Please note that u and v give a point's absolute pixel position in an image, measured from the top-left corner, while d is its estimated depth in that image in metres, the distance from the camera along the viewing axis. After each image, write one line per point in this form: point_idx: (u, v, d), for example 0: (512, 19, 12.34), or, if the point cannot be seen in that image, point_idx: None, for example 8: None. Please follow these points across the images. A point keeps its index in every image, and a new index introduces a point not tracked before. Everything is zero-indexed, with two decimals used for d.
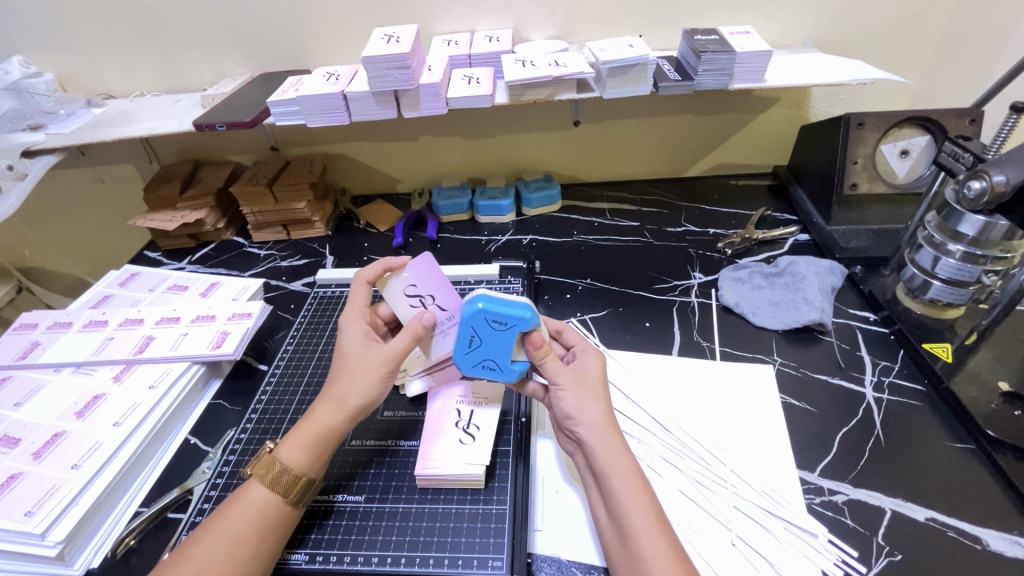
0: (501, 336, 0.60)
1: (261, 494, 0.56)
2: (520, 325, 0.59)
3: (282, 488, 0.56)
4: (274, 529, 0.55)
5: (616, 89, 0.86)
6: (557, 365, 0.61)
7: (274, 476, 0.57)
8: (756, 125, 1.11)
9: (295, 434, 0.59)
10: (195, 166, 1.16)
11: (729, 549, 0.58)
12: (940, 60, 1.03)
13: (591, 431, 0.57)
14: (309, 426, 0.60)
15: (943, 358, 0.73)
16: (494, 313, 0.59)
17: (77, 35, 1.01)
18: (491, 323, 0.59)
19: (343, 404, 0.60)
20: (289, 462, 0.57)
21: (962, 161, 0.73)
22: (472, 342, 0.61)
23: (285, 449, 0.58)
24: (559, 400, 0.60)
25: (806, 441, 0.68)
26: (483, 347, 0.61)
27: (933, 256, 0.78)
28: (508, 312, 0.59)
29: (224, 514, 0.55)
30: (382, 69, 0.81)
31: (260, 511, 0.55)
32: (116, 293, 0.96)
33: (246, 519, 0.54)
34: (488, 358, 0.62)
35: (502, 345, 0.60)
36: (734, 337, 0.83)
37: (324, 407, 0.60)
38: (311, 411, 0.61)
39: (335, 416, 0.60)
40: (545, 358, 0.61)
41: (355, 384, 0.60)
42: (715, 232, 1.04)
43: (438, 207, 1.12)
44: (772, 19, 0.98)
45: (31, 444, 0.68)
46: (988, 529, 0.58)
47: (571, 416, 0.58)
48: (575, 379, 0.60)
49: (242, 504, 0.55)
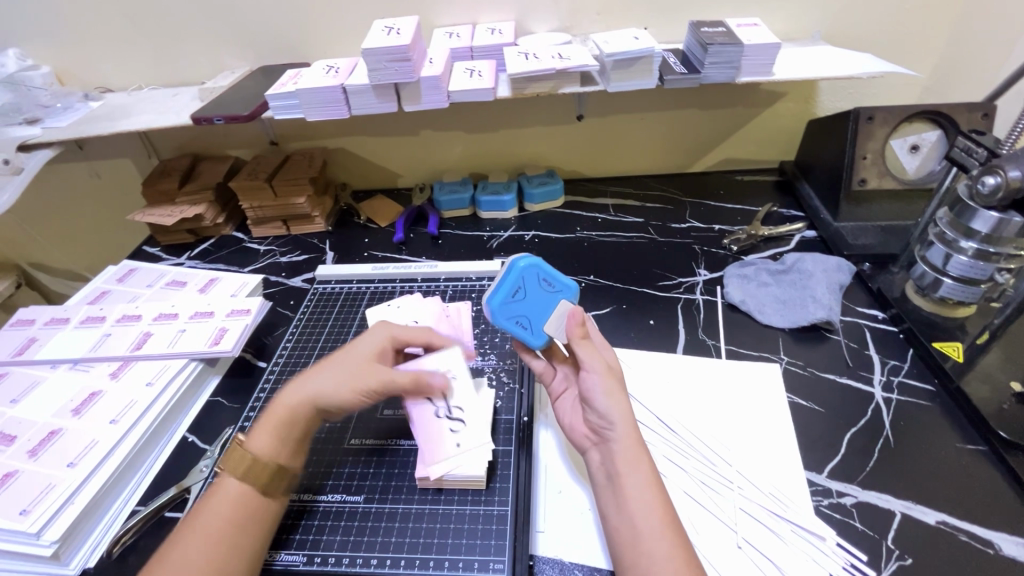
0: (545, 296, 0.64)
1: (235, 486, 0.55)
2: (565, 292, 0.65)
3: (254, 478, 0.56)
4: (255, 522, 0.54)
5: (620, 82, 0.84)
6: (587, 347, 0.60)
7: (246, 467, 0.56)
8: (762, 119, 1.09)
9: (263, 423, 0.59)
10: (194, 160, 1.14)
11: (735, 552, 0.57)
12: (951, 52, 1.01)
13: (618, 428, 0.56)
14: (279, 415, 0.60)
15: (954, 357, 0.72)
16: (548, 273, 0.64)
17: (74, 28, 1.00)
18: (542, 284, 0.64)
19: (316, 393, 0.60)
20: (259, 451, 0.57)
21: (975, 156, 0.71)
22: (516, 294, 0.63)
23: (255, 439, 0.57)
24: (591, 389, 0.58)
25: (814, 442, 0.67)
26: (523, 301, 0.64)
27: (945, 253, 0.76)
28: (560, 278, 0.64)
29: (206, 509, 0.54)
30: (382, 62, 0.80)
31: (236, 504, 0.54)
32: (114, 289, 0.95)
33: (223, 513, 0.53)
34: (524, 314, 0.64)
35: (545, 305, 0.64)
36: (740, 335, 0.81)
37: (294, 395, 0.60)
38: (281, 402, 0.60)
39: (308, 405, 0.60)
40: (582, 338, 0.61)
41: (333, 378, 0.61)
42: (720, 228, 1.03)
43: (439, 202, 1.11)
44: (780, 11, 0.96)
45: (27, 442, 0.68)
46: (1001, 533, 0.56)
47: (601, 410, 0.57)
48: (606, 371, 0.59)
49: (218, 497, 0.55)
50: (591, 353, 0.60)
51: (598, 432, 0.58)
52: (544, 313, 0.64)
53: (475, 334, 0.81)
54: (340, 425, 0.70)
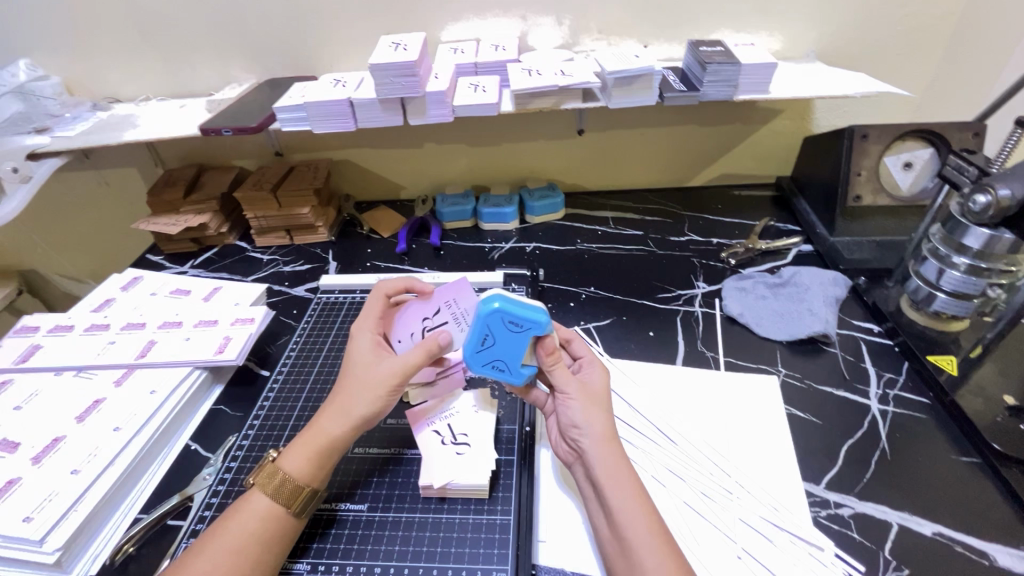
0: (517, 338, 0.59)
1: (264, 503, 0.56)
2: (537, 328, 0.58)
3: (282, 498, 0.56)
4: (279, 538, 0.55)
5: (621, 99, 0.86)
6: (563, 370, 0.61)
7: (278, 486, 0.56)
8: (760, 135, 1.11)
9: (300, 444, 0.59)
10: (199, 170, 1.16)
11: (733, 562, 0.58)
12: (941, 73, 1.03)
13: (592, 438, 0.57)
14: (315, 437, 0.59)
15: (948, 370, 0.73)
16: (511, 313, 0.58)
17: (86, 40, 1.02)
18: (508, 325, 0.59)
19: (349, 415, 0.60)
20: (293, 474, 0.56)
21: (966, 174, 0.73)
22: (486, 341, 0.60)
23: (289, 461, 0.58)
24: (567, 409, 0.60)
25: (812, 454, 0.67)
26: (495, 347, 0.60)
27: (938, 268, 0.78)
28: (527, 314, 0.58)
29: (224, 524, 0.54)
30: (389, 77, 0.82)
31: (262, 522, 0.55)
32: (118, 297, 0.95)
33: (247, 530, 0.54)
34: (499, 357, 0.61)
35: (517, 344, 0.60)
36: (738, 347, 0.82)
37: (329, 419, 0.60)
38: (318, 424, 0.60)
39: (341, 428, 0.59)
40: (556, 364, 0.61)
41: (362, 394, 0.60)
42: (718, 242, 1.04)
43: (441, 213, 1.12)
44: (776, 31, 0.99)
45: (31, 449, 0.68)
46: (996, 544, 0.57)
47: (576, 424, 0.58)
48: (580, 389, 0.60)
49: (241, 513, 0.55)
50: (568, 378, 0.61)
51: (576, 448, 0.59)
52: (518, 355, 0.60)
53: None
54: None
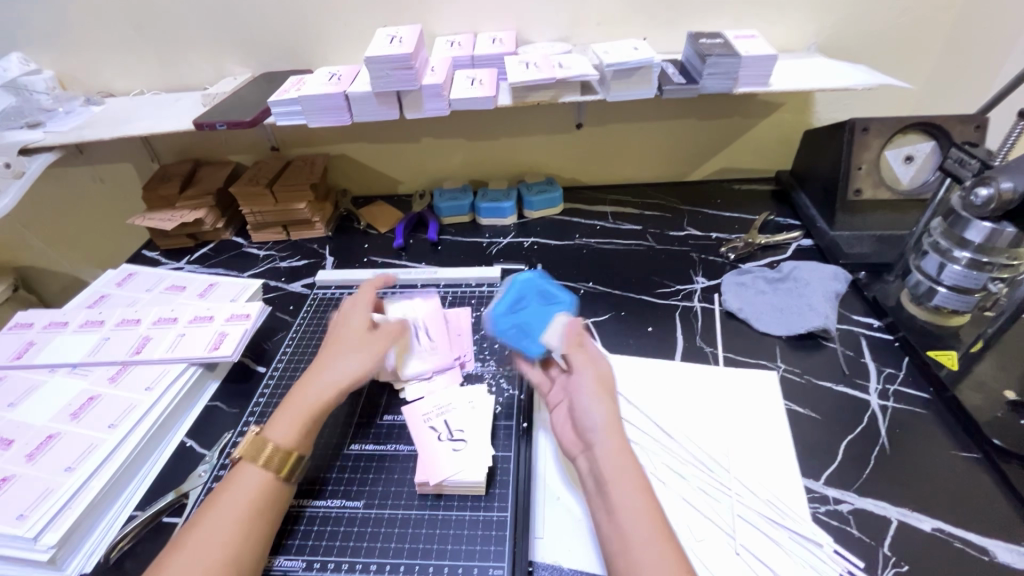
0: (547, 309, 0.67)
1: (255, 474, 0.56)
2: (564, 306, 0.67)
3: (272, 465, 0.57)
4: (272, 505, 0.56)
5: (620, 92, 0.85)
6: (581, 351, 0.64)
7: (267, 453, 0.57)
8: (759, 129, 1.11)
9: (284, 414, 0.61)
10: (195, 165, 1.15)
11: (733, 558, 0.58)
12: (943, 66, 1.02)
13: (602, 434, 0.57)
14: (299, 406, 0.62)
15: (949, 365, 0.73)
16: (552, 287, 0.69)
17: (78, 33, 1.01)
18: (543, 297, 0.68)
19: (333, 381, 0.64)
20: (283, 437, 0.59)
21: (967, 167, 0.72)
22: (517, 304, 0.67)
23: (276, 429, 0.59)
24: (579, 396, 0.61)
25: (811, 449, 0.67)
26: (525, 314, 0.67)
27: (939, 263, 0.77)
28: (561, 292, 0.68)
29: (213, 509, 0.54)
30: (384, 70, 0.81)
31: (255, 491, 0.55)
32: (113, 293, 0.95)
33: (240, 502, 0.54)
34: (523, 324, 0.66)
35: (545, 316, 0.66)
36: (737, 342, 0.82)
37: (313, 386, 0.64)
38: (298, 394, 0.63)
39: (328, 394, 0.63)
40: (574, 347, 0.64)
41: (348, 362, 0.65)
42: (718, 237, 1.04)
43: (439, 208, 1.11)
44: (776, 23, 0.98)
45: (25, 446, 0.67)
46: (996, 540, 0.57)
47: (587, 414, 0.59)
48: (597, 378, 0.62)
49: (234, 488, 0.55)
50: (585, 362, 0.63)
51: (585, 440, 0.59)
52: (543, 325, 0.66)
53: (475, 341, 0.81)
54: (341, 430, 0.70)
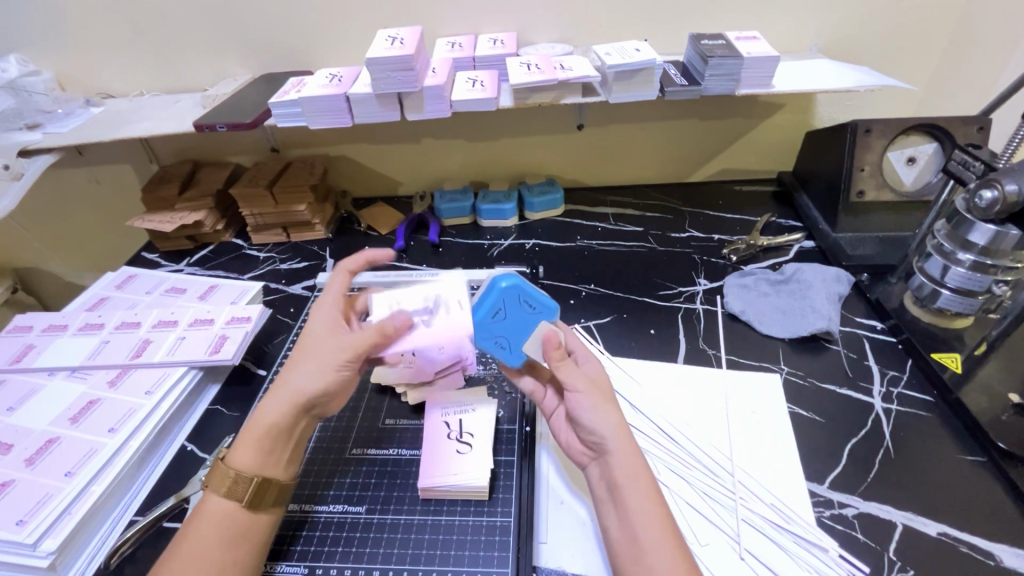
0: (526, 318, 0.62)
1: (220, 503, 0.55)
2: (547, 314, 0.63)
3: (236, 494, 0.55)
4: (244, 535, 0.54)
5: (621, 94, 0.85)
6: (569, 368, 0.59)
7: (228, 484, 0.55)
8: (761, 130, 1.10)
9: (244, 438, 0.58)
10: (195, 166, 1.14)
11: (737, 563, 0.57)
12: (945, 67, 1.02)
13: (612, 441, 0.55)
14: (257, 428, 0.58)
15: (952, 368, 0.73)
16: (529, 294, 0.62)
17: (77, 34, 1.00)
18: (524, 304, 0.62)
19: (291, 398, 0.59)
20: (238, 466, 0.56)
21: (972, 169, 0.72)
22: (497, 313, 0.62)
23: (234, 455, 0.57)
24: (579, 408, 0.58)
25: (815, 453, 0.67)
26: (505, 322, 0.62)
27: (943, 265, 0.77)
28: (541, 298, 0.62)
29: (195, 531, 0.53)
30: (385, 71, 0.80)
31: (223, 521, 0.54)
32: (113, 295, 0.94)
33: (208, 533, 0.53)
34: (502, 334, 0.63)
35: (526, 326, 0.63)
36: (740, 345, 0.82)
37: (270, 405, 0.59)
38: (258, 412, 0.59)
39: (284, 414, 0.58)
40: (562, 361, 0.60)
41: (307, 373, 0.60)
42: (720, 238, 1.03)
43: (440, 210, 1.11)
44: (778, 24, 0.97)
45: (24, 450, 0.67)
46: (1002, 544, 0.57)
47: (590, 424, 0.57)
48: (591, 386, 0.59)
49: (204, 515, 0.54)
50: (574, 373, 0.59)
51: (593, 446, 0.58)
52: (523, 334, 0.63)
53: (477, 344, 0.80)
54: (342, 434, 0.69)
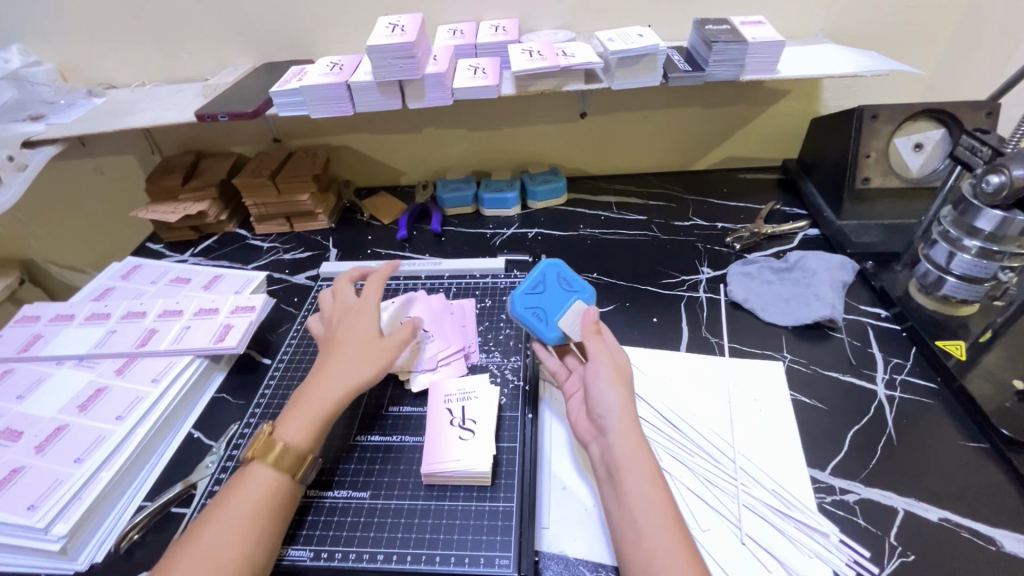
0: (562, 293, 0.71)
1: (264, 473, 0.55)
2: (581, 293, 0.72)
3: (284, 467, 0.56)
4: (281, 508, 0.55)
5: (625, 80, 0.84)
6: (597, 336, 0.64)
7: (277, 455, 0.56)
8: (766, 117, 1.09)
9: (295, 414, 0.59)
10: (197, 157, 1.14)
11: (738, 548, 0.58)
12: (954, 51, 1.00)
13: (616, 418, 0.57)
14: (306, 407, 0.60)
15: (957, 356, 0.72)
16: (566, 274, 0.73)
17: (77, 24, 1.00)
18: (563, 284, 0.72)
19: (342, 384, 0.61)
20: (293, 441, 0.57)
21: (979, 155, 0.72)
22: (536, 288, 0.71)
23: (288, 430, 0.58)
24: (593, 380, 0.60)
25: (817, 440, 0.67)
26: (543, 295, 0.71)
27: (948, 252, 0.76)
28: (578, 280, 0.73)
29: (233, 497, 0.54)
30: (386, 59, 0.80)
31: (267, 490, 0.54)
32: (118, 285, 0.95)
33: (252, 498, 0.54)
34: (541, 306, 0.70)
35: (563, 301, 0.70)
36: (743, 333, 0.81)
37: (321, 388, 0.61)
38: (307, 393, 0.61)
39: (336, 396, 0.61)
40: (593, 333, 0.64)
41: (355, 364, 0.62)
42: (723, 226, 1.03)
43: (442, 200, 1.11)
44: (784, 8, 0.96)
45: (34, 438, 0.68)
46: (1003, 530, 0.57)
47: (598, 401, 0.58)
48: (605, 364, 0.60)
49: (247, 483, 0.55)
50: (598, 347, 0.62)
51: (596, 425, 0.59)
52: (561, 308, 0.70)
53: (479, 332, 0.81)
54: (346, 421, 0.70)
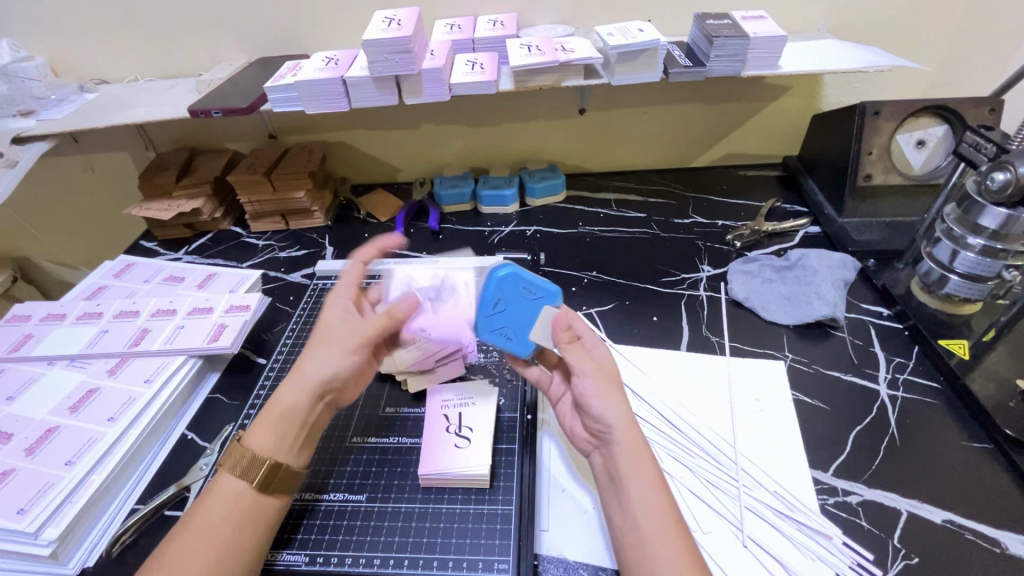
0: (529, 305, 0.63)
1: (231, 484, 0.54)
2: (549, 298, 0.63)
3: (249, 475, 0.54)
4: (253, 519, 0.53)
5: (624, 76, 0.83)
6: (578, 349, 0.59)
7: (242, 463, 0.55)
8: (766, 114, 1.08)
9: (262, 420, 0.58)
10: (192, 153, 1.13)
11: (739, 550, 0.57)
12: (957, 46, 0.99)
13: (617, 430, 0.54)
14: (273, 408, 0.58)
15: (960, 354, 0.71)
16: (528, 280, 0.63)
17: (68, 18, 0.98)
18: (524, 291, 0.63)
19: (307, 380, 0.59)
20: (255, 446, 0.55)
21: (984, 151, 0.70)
22: (498, 305, 0.63)
23: (253, 436, 0.56)
24: (585, 394, 0.56)
25: (819, 440, 0.66)
26: (507, 312, 0.63)
27: (952, 250, 0.75)
28: (539, 283, 0.63)
29: (199, 511, 0.53)
30: (383, 53, 0.78)
31: (232, 503, 0.53)
32: (111, 284, 0.94)
33: (217, 513, 0.52)
34: (507, 325, 0.63)
35: (529, 312, 0.63)
36: (744, 332, 0.81)
37: (287, 389, 0.59)
38: (273, 394, 0.59)
39: (301, 395, 0.58)
40: (569, 343, 0.59)
41: (322, 358, 0.60)
42: (723, 224, 1.02)
43: (440, 197, 1.09)
44: (786, 3, 0.95)
45: (24, 440, 0.67)
46: (1008, 532, 0.56)
47: (597, 414, 0.55)
48: (598, 372, 0.57)
49: (215, 495, 0.54)
50: (580, 357, 0.58)
51: (597, 434, 0.57)
52: (528, 322, 0.63)
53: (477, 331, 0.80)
54: (342, 423, 0.69)
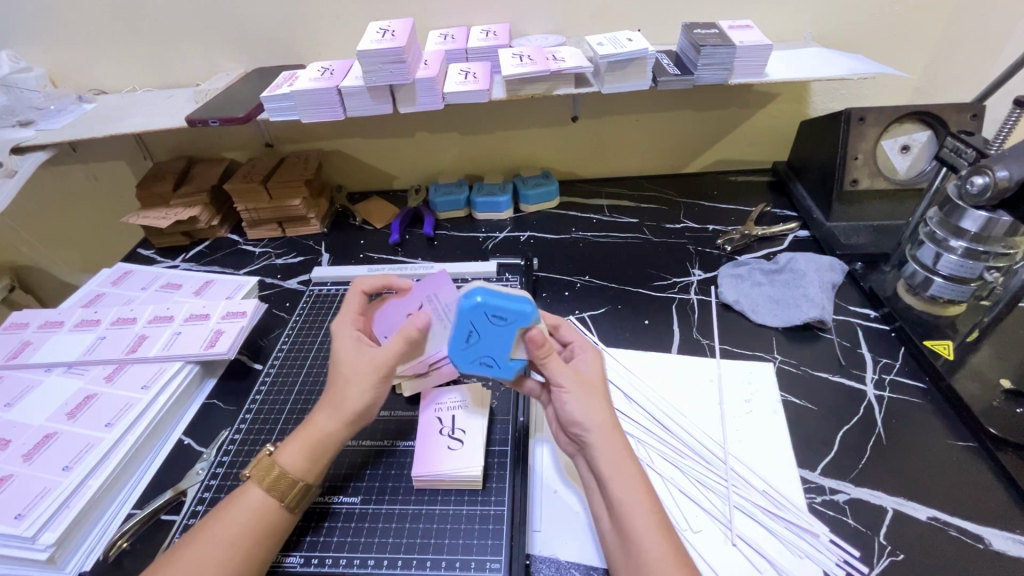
0: (498, 331, 0.59)
1: (258, 498, 0.55)
2: (521, 319, 0.58)
3: (277, 493, 0.55)
4: (270, 533, 0.54)
5: (615, 84, 0.84)
6: (557, 362, 0.59)
7: (272, 479, 0.56)
8: (755, 120, 1.10)
9: (295, 438, 0.58)
10: (189, 162, 1.14)
11: (728, 549, 0.58)
12: (939, 54, 1.02)
13: (593, 432, 0.56)
14: (307, 431, 0.59)
15: (945, 355, 0.73)
16: (493, 308, 0.58)
17: (69, 30, 1.00)
18: (490, 318, 0.58)
19: (341, 409, 0.59)
20: (290, 468, 0.56)
21: (964, 156, 0.72)
22: (470, 337, 0.60)
23: (285, 454, 0.57)
24: (564, 402, 0.58)
25: (806, 441, 0.67)
26: (481, 342, 0.60)
27: (935, 253, 0.78)
28: (509, 307, 0.58)
29: (220, 519, 0.53)
30: (377, 64, 0.80)
31: (255, 516, 0.54)
32: (109, 292, 0.94)
33: (240, 523, 0.53)
34: (484, 354, 0.61)
35: (503, 338, 0.59)
36: (734, 335, 0.82)
37: (322, 412, 0.59)
38: (311, 417, 0.60)
39: (334, 423, 0.59)
40: (548, 357, 0.59)
41: (353, 388, 0.59)
42: (714, 229, 1.03)
43: (435, 204, 1.11)
44: (772, 13, 0.97)
45: (21, 446, 0.67)
46: (991, 528, 0.57)
47: (574, 418, 0.57)
48: (577, 382, 0.59)
49: (238, 505, 0.54)
50: (562, 368, 0.59)
51: (578, 441, 0.58)
52: (505, 348, 0.60)
53: None
54: None
